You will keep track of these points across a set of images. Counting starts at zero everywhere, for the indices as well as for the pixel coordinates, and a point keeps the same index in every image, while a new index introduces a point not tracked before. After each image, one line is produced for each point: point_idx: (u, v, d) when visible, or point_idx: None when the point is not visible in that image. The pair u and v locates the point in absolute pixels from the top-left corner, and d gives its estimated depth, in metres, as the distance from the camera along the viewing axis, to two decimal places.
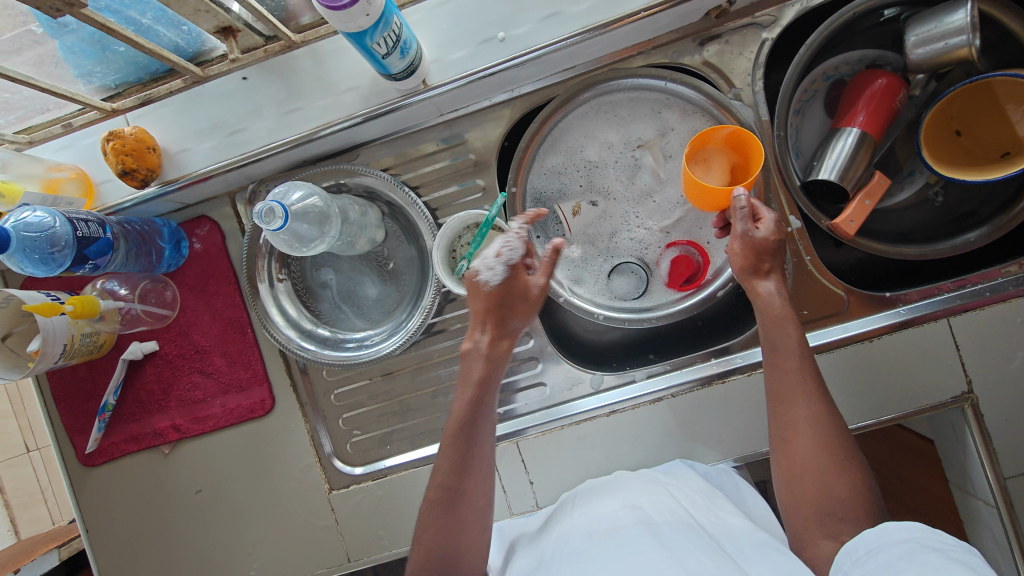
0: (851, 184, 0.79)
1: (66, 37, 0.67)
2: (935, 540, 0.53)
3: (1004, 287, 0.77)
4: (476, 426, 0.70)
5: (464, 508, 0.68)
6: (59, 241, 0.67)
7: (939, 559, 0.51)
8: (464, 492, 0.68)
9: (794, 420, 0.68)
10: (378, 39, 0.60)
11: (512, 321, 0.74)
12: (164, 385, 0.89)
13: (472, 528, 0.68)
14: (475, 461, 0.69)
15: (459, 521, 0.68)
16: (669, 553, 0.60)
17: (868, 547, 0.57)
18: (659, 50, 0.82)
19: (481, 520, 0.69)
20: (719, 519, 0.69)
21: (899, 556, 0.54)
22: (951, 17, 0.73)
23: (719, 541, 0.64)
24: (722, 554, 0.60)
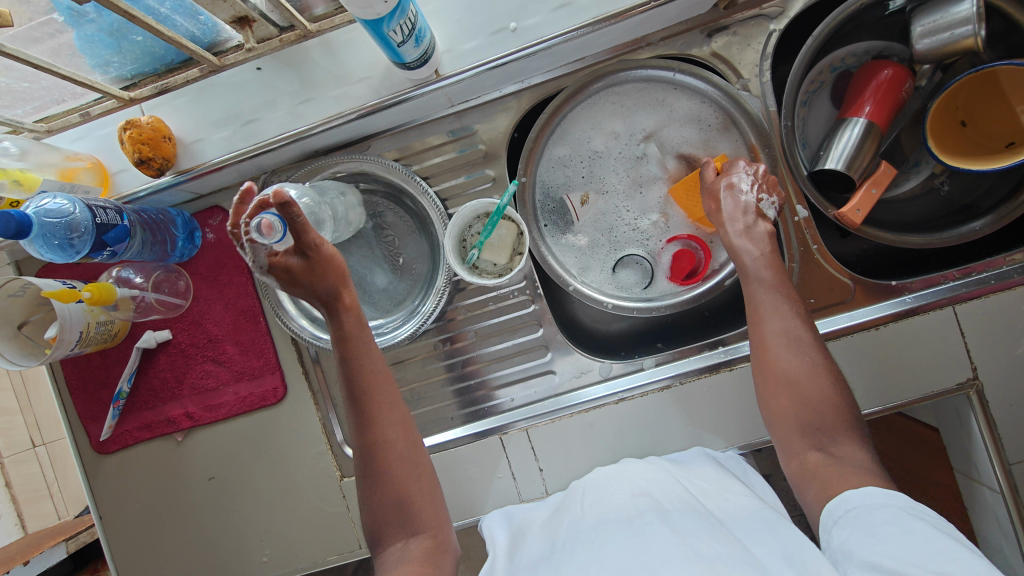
0: (858, 173, 0.80)
1: (85, 28, 0.67)
2: (917, 506, 0.57)
3: (1009, 275, 0.78)
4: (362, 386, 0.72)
5: (392, 471, 0.70)
6: (77, 227, 0.69)
7: (925, 526, 0.54)
8: (374, 452, 0.71)
9: (780, 395, 0.71)
10: (394, 26, 0.61)
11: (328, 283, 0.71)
12: (177, 374, 0.90)
13: (414, 483, 0.71)
14: (379, 421, 0.71)
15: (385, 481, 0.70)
16: (679, 535, 0.60)
17: (850, 506, 0.60)
18: (667, 41, 0.83)
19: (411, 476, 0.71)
20: (727, 501, 0.70)
21: (886, 520, 0.56)
22: (958, 7, 0.73)
23: (721, 522, 0.66)
24: (728, 536, 0.61)
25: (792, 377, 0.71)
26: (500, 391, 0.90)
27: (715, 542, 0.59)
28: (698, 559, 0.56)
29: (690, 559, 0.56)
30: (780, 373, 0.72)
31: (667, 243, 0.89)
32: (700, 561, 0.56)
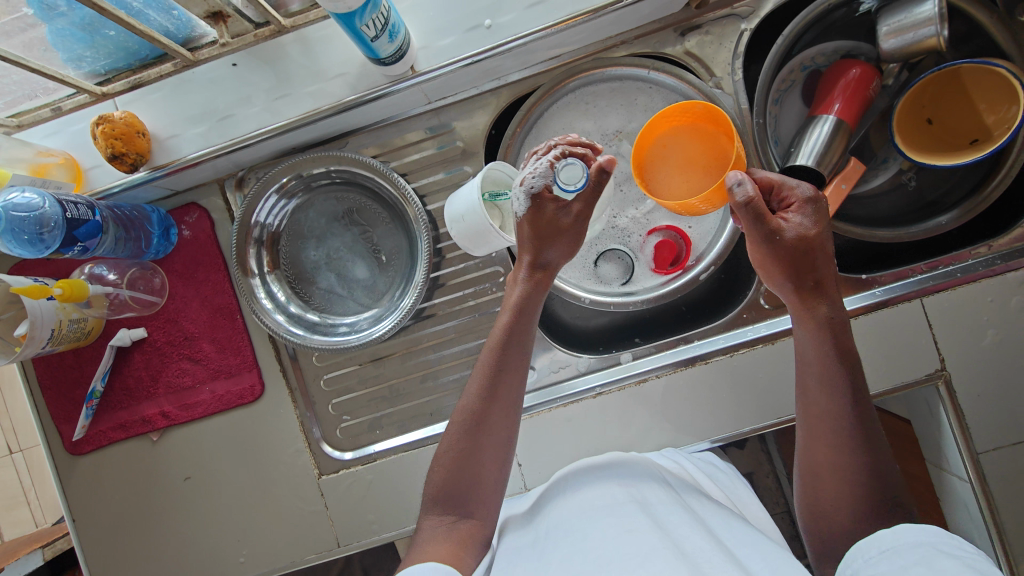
0: (828, 169, 0.81)
1: (56, 22, 0.67)
2: (954, 546, 0.49)
3: (974, 268, 0.80)
4: (509, 356, 0.70)
5: (486, 435, 0.68)
6: (48, 222, 0.68)
7: (957, 564, 0.46)
8: (489, 418, 0.68)
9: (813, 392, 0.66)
10: (366, 21, 0.62)
11: (549, 250, 0.73)
12: (152, 372, 0.89)
13: (481, 465, 0.67)
14: (503, 388, 0.69)
15: (480, 443, 0.67)
16: (658, 527, 0.60)
17: (880, 545, 0.53)
18: (642, 40, 0.84)
19: (499, 452, 0.68)
20: (706, 501, 0.71)
21: (916, 560, 0.49)
22: (921, 8, 0.76)
23: (705, 520, 0.65)
24: (711, 535, 0.61)
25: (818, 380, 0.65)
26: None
27: (695, 535, 0.59)
28: (679, 551, 0.56)
29: (670, 549, 0.56)
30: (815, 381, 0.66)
31: (656, 236, 0.89)
32: (683, 554, 0.55)
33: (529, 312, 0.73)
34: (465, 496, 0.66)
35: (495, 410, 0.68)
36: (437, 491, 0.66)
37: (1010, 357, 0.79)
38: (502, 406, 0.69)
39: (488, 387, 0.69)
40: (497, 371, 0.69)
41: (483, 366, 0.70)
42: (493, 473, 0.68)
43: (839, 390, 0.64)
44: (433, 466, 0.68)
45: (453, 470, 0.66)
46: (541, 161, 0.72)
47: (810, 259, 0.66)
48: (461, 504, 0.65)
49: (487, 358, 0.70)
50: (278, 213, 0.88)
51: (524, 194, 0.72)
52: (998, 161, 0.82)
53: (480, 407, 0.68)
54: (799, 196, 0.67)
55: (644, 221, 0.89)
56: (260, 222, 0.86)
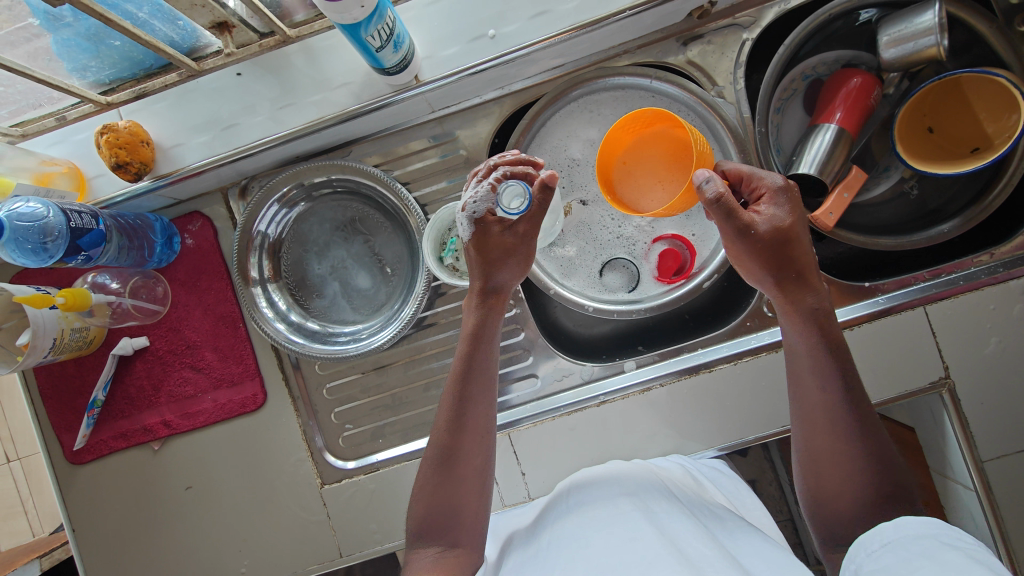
0: (830, 178, 0.82)
1: (61, 32, 0.67)
2: (955, 538, 0.49)
3: (976, 275, 0.81)
4: (473, 382, 0.70)
5: (458, 468, 0.67)
6: (52, 231, 0.68)
7: (961, 557, 0.46)
8: (462, 445, 0.68)
9: (805, 390, 0.66)
10: (372, 31, 0.62)
11: (502, 273, 0.74)
12: (154, 381, 0.89)
13: (468, 490, 0.67)
14: (471, 418, 0.69)
15: (455, 476, 0.67)
16: (666, 538, 0.60)
17: (881, 540, 0.53)
18: (644, 50, 0.85)
19: (473, 483, 0.68)
20: (711, 510, 0.70)
21: (918, 553, 0.49)
22: (921, 18, 0.76)
23: (709, 528, 0.65)
24: (719, 544, 0.60)
25: (813, 374, 0.66)
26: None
27: (700, 544, 0.59)
28: (683, 558, 0.56)
29: (675, 555, 0.56)
30: (806, 376, 0.66)
31: (666, 246, 0.89)
32: (687, 560, 0.55)
33: (490, 331, 0.73)
34: (452, 524, 0.66)
35: (464, 437, 0.68)
36: (420, 525, 0.66)
37: (1014, 364, 0.79)
38: (474, 434, 0.69)
39: (455, 414, 0.69)
40: (462, 400, 0.69)
41: (451, 393, 0.70)
42: (474, 502, 0.68)
43: (831, 378, 0.64)
44: (413, 500, 0.68)
45: (431, 504, 0.66)
46: (481, 185, 0.74)
47: (786, 246, 0.66)
48: (445, 535, 0.65)
49: (455, 387, 0.70)
50: (280, 222, 0.88)
51: (467, 219, 0.74)
52: (998, 171, 0.82)
53: (449, 436, 0.68)
54: (769, 186, 0.68)
55: (648, 229, 0.90)
56: (262, 230, 0.86)
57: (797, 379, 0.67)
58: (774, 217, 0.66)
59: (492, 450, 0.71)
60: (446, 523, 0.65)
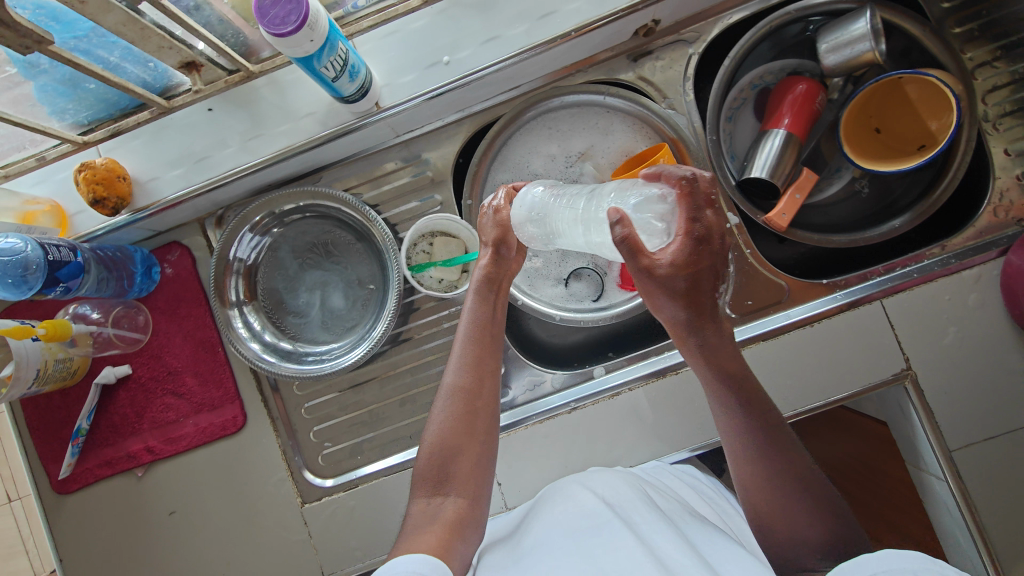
0: (782, 180, 0.85)
1: (40, 79, 0.72)
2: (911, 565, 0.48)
3: (930, 268, 0.82)
4: (484, 329, 0.74)
5: (470, 407, 0.70)
6: (31, 265, 0.71)
7: None
8: (473, 389, 0.71)
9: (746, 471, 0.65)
10: (325, 62, 0.66)
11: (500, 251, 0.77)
12: (138, 408, 0.91)
13: (475, 442, 0.69)
14: (482, 357, 0.72)
15: (464, 420, 0.69)
16: (645, 549, 0.60)
17: (860, 568, 0.49)
18: (595, 68, 0.89)
19: (482, 432, 0.70)
20: (691, 519, 0.70)
21: None
22: (855, 25, 0.80)
23: (689, 536, 0.66)
24: (694, 551, 0.61)
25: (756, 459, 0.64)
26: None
27: (677, 552, 0.60)
28: (662, 567, 0.57)
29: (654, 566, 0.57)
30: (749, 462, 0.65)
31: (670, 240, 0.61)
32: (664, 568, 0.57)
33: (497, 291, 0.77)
34: (451, 474, 0.66)
35: (477, 379, 0.71)
36: (424, 472, 0.67)
37: (972, 353, 0.80)
38: (485, 378, 0.72)
39: (467, 358, 0.72)
40: (475, 345, 0.73)
41: (461, 342, 0.73)
42: (482, 450, 0.69)
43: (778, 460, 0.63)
44: (421, 452, 0.69)
45: (443, 449, 0.67)
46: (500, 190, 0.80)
47: (687, 299, 0.62)
48: (448, 482, 0.66)
49: (467, 333, 0.74)
50: (255, 248, 0.91)
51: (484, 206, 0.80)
52: (944, 165, 0.85)
53: (462, 380, 0.71)
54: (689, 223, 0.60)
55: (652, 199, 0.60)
56: (238, 256, 0.89)
57: (739, 454, 0.66)
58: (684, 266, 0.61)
59: (498, 398, 0.74)
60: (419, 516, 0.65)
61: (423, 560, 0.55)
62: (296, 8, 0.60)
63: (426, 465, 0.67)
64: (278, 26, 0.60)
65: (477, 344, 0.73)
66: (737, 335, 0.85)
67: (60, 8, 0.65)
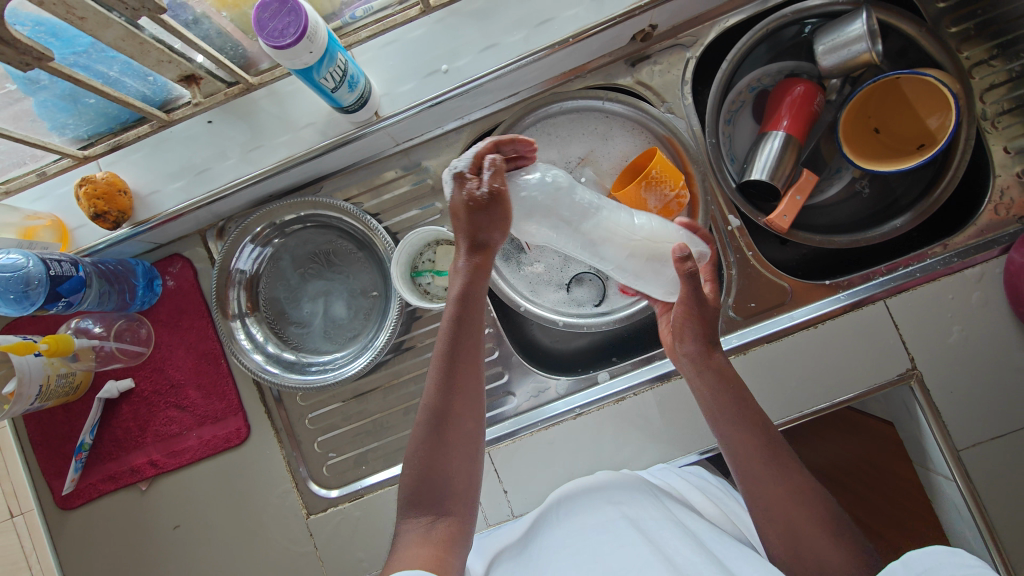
0: (782, 181, 0.85)
1: (40, 94, 0.72)
2: (958, 565, 0.50)
3: (933, 267, 0.82)
4: (462, 347, 0.67)
5: (449, 429, 0.66)
6: (33, 280, 0.71)
7: None
8: (453, 411, 0.66)
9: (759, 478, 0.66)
10: (324, 73, 0.66)
11: (490, 232, 0.68)
12: (141, 422, 0.91)
13: (456, 464, 0.65)
14: (461, 375, 0.67)
15: (447, 442, 0.65)
16: (654, 549, 0.61)
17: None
18: (593, 74, 0.90)
19: (466, 455, 0.66)
20: (700, 521, 0.70)
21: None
22: (851, 27, 0.81)
23: (698, 535, 0.66)
24: (704, 550, 0.62)
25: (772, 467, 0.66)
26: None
27: (685, 547, 0.62)
28: (671, 565, 0.58)
29: (662, 562, 0.59)
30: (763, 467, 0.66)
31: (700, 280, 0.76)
32: (674, 568, 0.58)
33: (477, 299, 0.69)
34: (442, 495, 0.64)
35: (458, 400, 0.66)
36: (411, 495, 0.64)
37: (977, 351, 0.80)
38: (464, 395, 0.67)
39: (441, 378, 0.66)
40: (452, 364, 0.67)
41: (437, 361, 0.67)
42: (466, 470, 0.66)
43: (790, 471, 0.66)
44: (404, 475, 0.66)
45: (424, 476, 0.64)
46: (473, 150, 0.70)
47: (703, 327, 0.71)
48: (436, 504, 0.63)
49: (442, 351, 0.67)
50: (256, 259, 0.91)
51: (450, 174, 0.69)
52: (944, 164, 0.85)
53: (437, 400, 0.66)
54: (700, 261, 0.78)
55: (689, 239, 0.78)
56: (239, 268, 0.89)
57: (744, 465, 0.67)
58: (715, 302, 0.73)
59: (483, 413, 0.69)
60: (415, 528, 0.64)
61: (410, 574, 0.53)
62: (296, 20, 0.60)
63: (411, 488, 0.64)
64: (277, 38, 0.60)
65: (454, 363, 0.67)
66: None
67: (60, 24, 0.64)
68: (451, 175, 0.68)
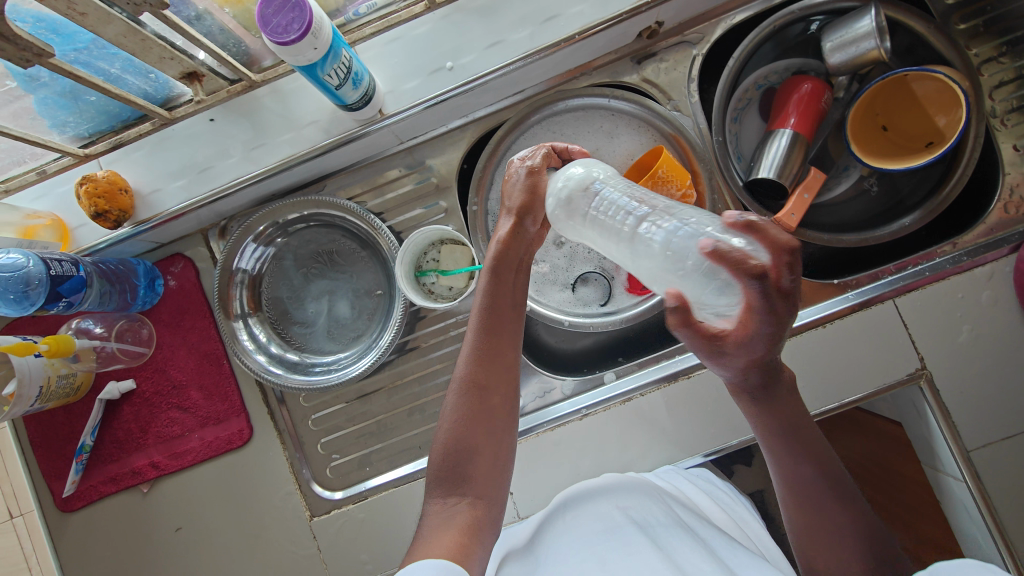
0: (790, 180, 0.84)
1: (40, 91, 0.71)
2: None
3: (942, 266, 0.82)
4: (499, 319, 0.67)
5: (484, 399, 0.65)
6: (33, 280, 0.70)
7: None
8: (487, 381, 0.66)
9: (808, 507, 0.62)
10: (328, 70, 0.65)
11: (525, 218, 0.69)
12: (142, 423, 0.90)
13: (488, 437, 0.64)
14: (497, 347, 0.67)
15: (476, 415, 0.64)
16: (662, 554, 0.60)
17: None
18: (599, 71, 0.89)
19: (496, 425, 0.65)
20: (707, 527, 0.70)
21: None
22: (860, 23, 0.80)
23: (706, 541, 0.65)
24: (713, 557, 0.61)
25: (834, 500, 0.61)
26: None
27: (690, 550, 0.61)
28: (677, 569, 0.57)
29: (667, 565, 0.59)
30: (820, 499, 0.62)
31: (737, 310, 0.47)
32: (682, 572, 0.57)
33: (512, 272, 0.69)
34: (466, 473, 0.62)
35: (490, 371, 0.66)
36: (438, 473, 0.63)
37: (987, 351, 0.79)
38: (497, 369, 0.66)
39: (478, 346, 0.66)
40: (488, 335, 0.66)
41: (473, 330, 0.68)
42: (496, 447, 0.65)
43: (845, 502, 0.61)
44: (433, 446, 0.65)
45: (455, 445, 0.63)
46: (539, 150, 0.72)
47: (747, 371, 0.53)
48: (465, 480, 0.62)
49: (478, 320, 0.68)
50: (259, 258, 0.90)
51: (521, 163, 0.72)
52: (953, 162, 0.84)
53: (471, 369, 0.66)
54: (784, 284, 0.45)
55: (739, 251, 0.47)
56: (242, 267, 0.88)
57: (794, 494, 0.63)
58: (754, 341, 0.47)
59: (517, 391, 0.68)
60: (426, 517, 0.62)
61: (436, 564, 0.52)
62: (300, 16, 0.59)
63: (438, 465, 0.63)
64: (282, 34, 0.59)
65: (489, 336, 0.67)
66: None
67: (60, 20, 0.63)
68: (512, 160, 0.73)
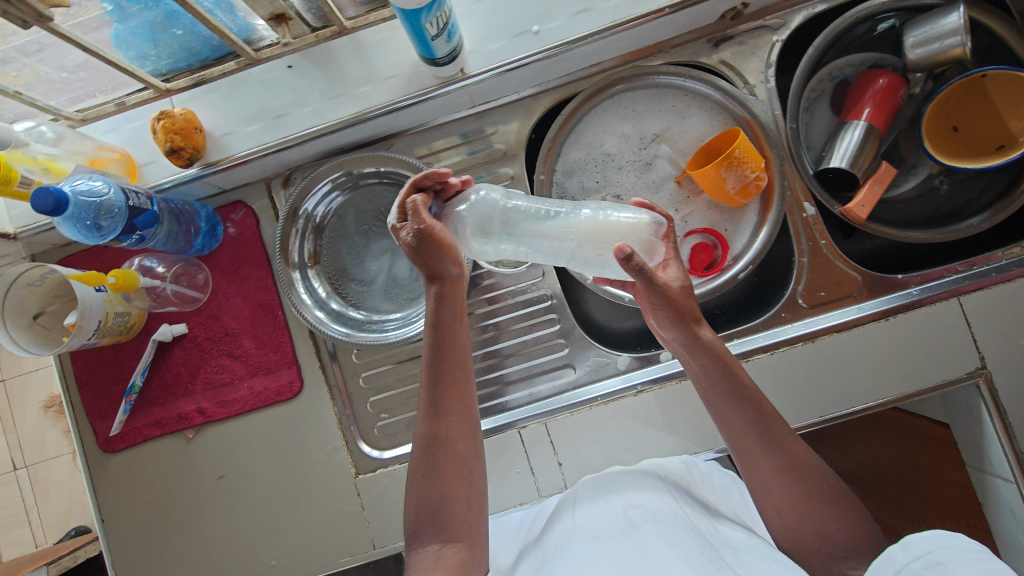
0: (861, 171, 0.85)
1: (129, 21, 0.70)
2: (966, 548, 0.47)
3: (1009, 267, 0.82)
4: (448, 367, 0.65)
5: (444, 452, 0.63)
6: (109, 209, 0.69)
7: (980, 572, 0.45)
8: (444, 432, 0.64)
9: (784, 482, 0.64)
10: (430, 18, 0.65)
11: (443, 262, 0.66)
12: (192, 368, 0.89)
13: (452, 480, 0.63)
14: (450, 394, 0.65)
15: (439, 464, 0.63)
16: (672, 547, 0.58)
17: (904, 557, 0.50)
18: (676, 51, 0.89)
19: (460, 474, 0.63)
20: (714, 527, 0.67)
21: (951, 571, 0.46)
22: (946, 19, 0.80)
23: (712, 541, 0.63)
24: (718, 558, 0.58)
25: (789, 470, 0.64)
26: (502, 390, 0.91)
27: (697, 548, 0.59)
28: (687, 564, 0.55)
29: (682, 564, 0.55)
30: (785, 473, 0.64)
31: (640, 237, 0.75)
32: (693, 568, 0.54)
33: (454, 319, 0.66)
34: (443, 517, 0.62)
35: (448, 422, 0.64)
36: (415, 521, 0.62)
37: None
38: (457, 419, 0.64)
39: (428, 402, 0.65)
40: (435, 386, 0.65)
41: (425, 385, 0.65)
42: (466, 493, 0.63)
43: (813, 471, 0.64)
44: (405, 503, 0.64)
45: (425, 502, 0.62)
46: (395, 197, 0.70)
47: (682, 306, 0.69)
48: (437, 528, 0.61)
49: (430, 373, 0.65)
50: (328, 204, 0.90)
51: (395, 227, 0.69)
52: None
53: (428, 425, 0.64)
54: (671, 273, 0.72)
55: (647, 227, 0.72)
56: (308, 211, 0.88)
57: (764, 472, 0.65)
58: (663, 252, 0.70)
59: (476, 433, 0.66)
60: (428, 531, 0.61)
61: None
62: None
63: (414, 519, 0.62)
64: None
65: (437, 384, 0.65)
66: (783, 334, 0.85)
67: None
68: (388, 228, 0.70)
